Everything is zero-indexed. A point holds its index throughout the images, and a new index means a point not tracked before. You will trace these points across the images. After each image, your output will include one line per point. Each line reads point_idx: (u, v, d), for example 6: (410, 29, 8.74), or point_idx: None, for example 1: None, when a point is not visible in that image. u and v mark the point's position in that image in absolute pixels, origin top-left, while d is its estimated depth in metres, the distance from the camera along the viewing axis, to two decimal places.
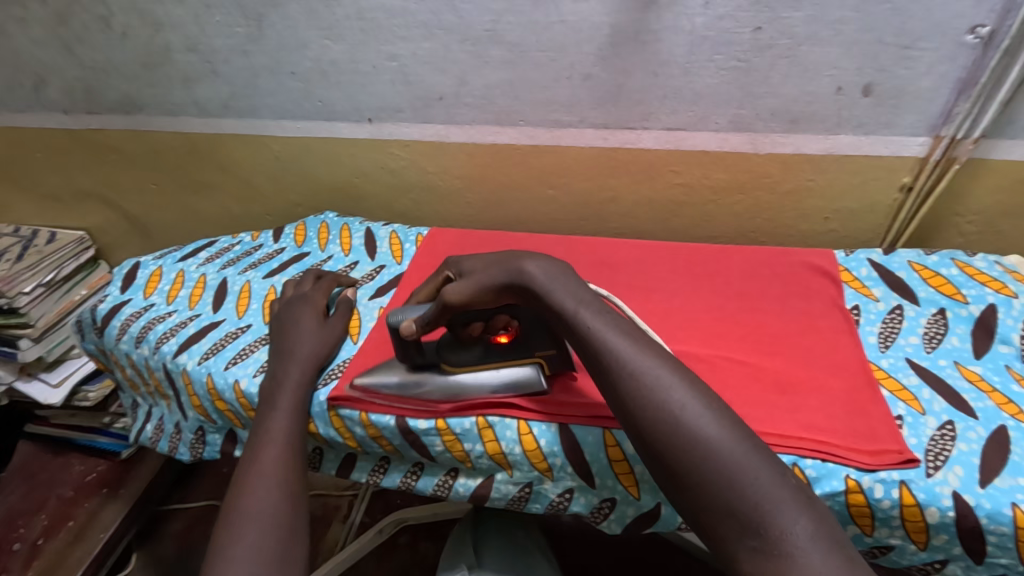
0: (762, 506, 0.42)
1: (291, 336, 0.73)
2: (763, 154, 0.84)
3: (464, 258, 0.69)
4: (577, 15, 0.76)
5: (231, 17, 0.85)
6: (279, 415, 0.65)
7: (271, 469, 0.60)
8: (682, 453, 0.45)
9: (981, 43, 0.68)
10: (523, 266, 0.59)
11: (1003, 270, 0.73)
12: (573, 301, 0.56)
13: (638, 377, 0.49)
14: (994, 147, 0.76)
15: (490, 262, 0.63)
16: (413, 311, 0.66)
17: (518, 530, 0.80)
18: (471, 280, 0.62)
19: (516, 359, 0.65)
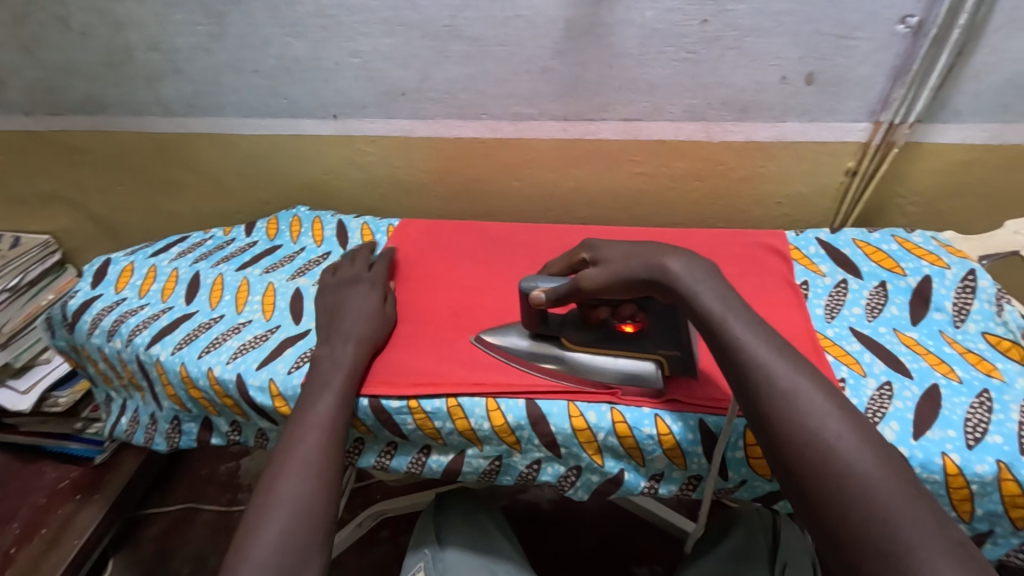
0: (915, 551, 0.39)
1: (353, 314, 0.74)
2: (716, 142, 0.87)
3: (604, 245, 0.63)
4: (532, 9, 0.77)
5: (192, 16, 0.86)
6: (329, 398, 0.64)
7: (312, 455, 0.59)
8: (831, 481, 0.43)
9: (911, 32, 0.71)
10: (668, 261, 0.55)
11: (939, 244, 0.77)
12: (720, 304, 0.53)
13: (789, 398, 0.47)
14: (928, 131, 0.81)
15: (632, 249, 0.59)
16: (552, 282, 0.64)
17: (480, 514, 0.83)
18: (614, 266, 0.58)
19: (635, 353, 0.65)
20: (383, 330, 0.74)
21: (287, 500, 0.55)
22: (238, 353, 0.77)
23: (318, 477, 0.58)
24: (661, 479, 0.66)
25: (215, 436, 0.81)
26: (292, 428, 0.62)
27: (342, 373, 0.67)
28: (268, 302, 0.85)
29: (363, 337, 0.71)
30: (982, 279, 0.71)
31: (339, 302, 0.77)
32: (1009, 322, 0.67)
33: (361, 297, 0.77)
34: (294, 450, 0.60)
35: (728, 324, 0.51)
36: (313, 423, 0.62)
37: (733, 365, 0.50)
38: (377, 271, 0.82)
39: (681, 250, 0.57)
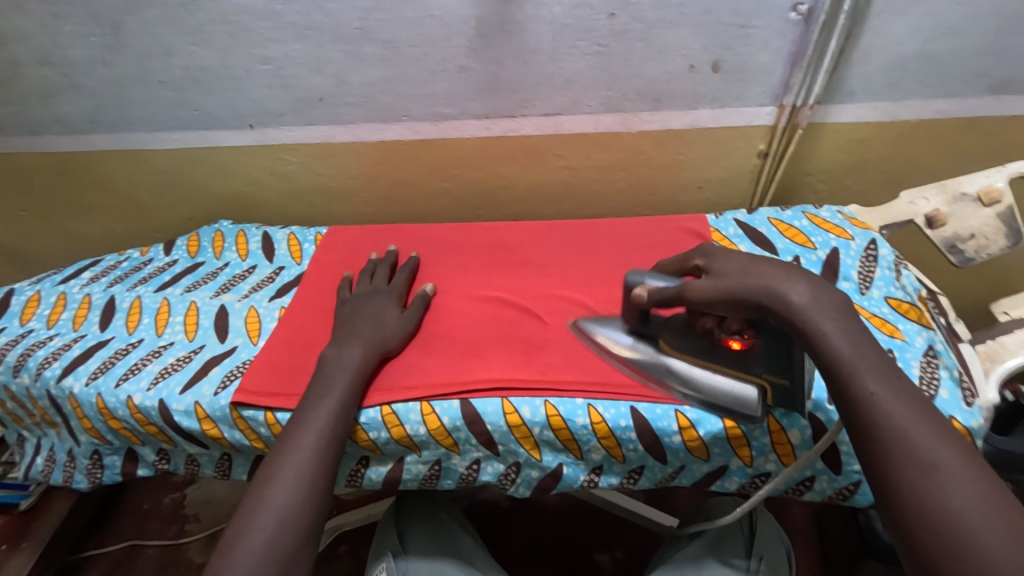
0: None
1: (364, 320, 0.71)
2: (635, 132, 0.89)
3: (722, 254, 0.57)
4: (443, 9, 0.76)
5: (85, 27, 0.80)
6: (330, 401, 0.62)
7: (308, 459, 0.57)
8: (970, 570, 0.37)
9: (802, 19, 0.75)
10: (792, 293, 0.50)
11: (844, 218, 0.82)
12: (847, 344, 0.48)
13: (925, 467, 0.42)
14: (828, 112, 0.86)
15: (755, 266, 0.53)
16: (659, 280, 0.61)
17: (442, 511, 0.83)
18: (733, 279, 0.53)
19: (739, 375, 0.60)
20: (395, 337, 0.70)
21: (274, 510, 0.53)
22: (159, 378, 0.73)
23: (310, 488, 0.56)
24: (602, 471, 0.68)
25: (142, 467, 0.77)
26: (290, 428, 0.60)
27: (347, 375, 0.64)
28: (190, 322, 0.81)
29: (370, 341, 0.68)
30: (882, 248, 0.76)
31: (354, 306, 0.74)
32: (907, 286, 0.72)
33: (378, 305, 0.74)
34: (290, 455, 0.57)
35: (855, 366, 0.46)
36: (309, 426, 0.60)
37: (854, 420, 0.46)
38: (395, 282, 0.79)
39: (810, 281, 0.51)
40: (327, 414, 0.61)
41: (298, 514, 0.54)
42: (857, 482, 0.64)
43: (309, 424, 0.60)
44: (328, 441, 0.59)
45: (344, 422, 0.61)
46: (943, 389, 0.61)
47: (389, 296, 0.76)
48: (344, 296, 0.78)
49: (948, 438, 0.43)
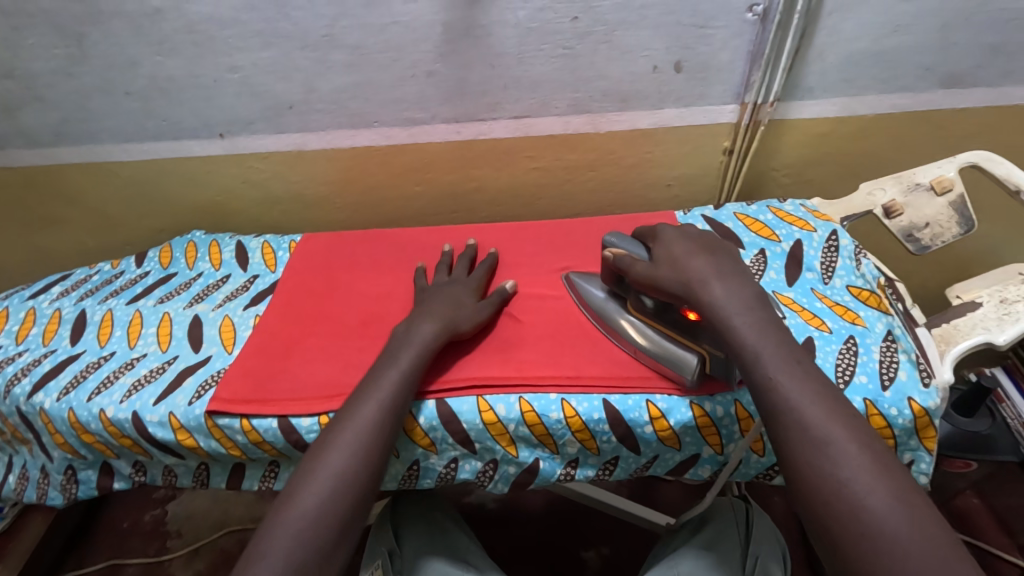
0: None
1: (442, 301, 0.72)
2: (603, 132, 0.91)
3: (671, 240, 0.62)
4: (409, 15, 0.77)
5: (47, 39, 0.79)
6: (393, 373, 0.63)
7: (366, 426, 0.58)
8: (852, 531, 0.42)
9: (758, 19, 0.78)
10: (710, 286, 0.56)
11: (807, 210, 0.84)
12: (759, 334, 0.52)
13: (823, 448, 0.45)
14: (788, 109, 0.88)
15: (688, 258, 0.59)
16: (628, 245, 0.65)
17: (437, 511, 0.83)
18: (666, 267, 0.59)
19: (685, 341, 0.63)
20: (468, 321, 0.70)
21: (331, 473, 0.54)
22: (132, 390, 0.73)
23: (367, 454, 0.56)
24: (578, 464, 0.69)
25: (117, 481, 0.77)
26: (355, 396, 0.61)
27: (377, 397, 0.60)
28: (164, 333, 0.81)
29: (443, 320, 0.69)
30: (843, 239, 0.78)
31: (434, 292, 0.75)
32: (867, 274, 0.75)
33: (457, 291, 0.74)
34: (350, 421, 0.58)
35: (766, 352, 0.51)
36: (372, 396, 0.60)
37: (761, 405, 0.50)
38: (475, 275, 0.79)
39: (732, 279, 0.56)
40: (351, 445, 0.57)
41: (353, 480, 0.55)
42: None
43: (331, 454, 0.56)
44: (351, 472, 0.55)
45: (374, 453, 0.57)
46: (902, 372, 0.63)
47: (467, 287, 0.76)
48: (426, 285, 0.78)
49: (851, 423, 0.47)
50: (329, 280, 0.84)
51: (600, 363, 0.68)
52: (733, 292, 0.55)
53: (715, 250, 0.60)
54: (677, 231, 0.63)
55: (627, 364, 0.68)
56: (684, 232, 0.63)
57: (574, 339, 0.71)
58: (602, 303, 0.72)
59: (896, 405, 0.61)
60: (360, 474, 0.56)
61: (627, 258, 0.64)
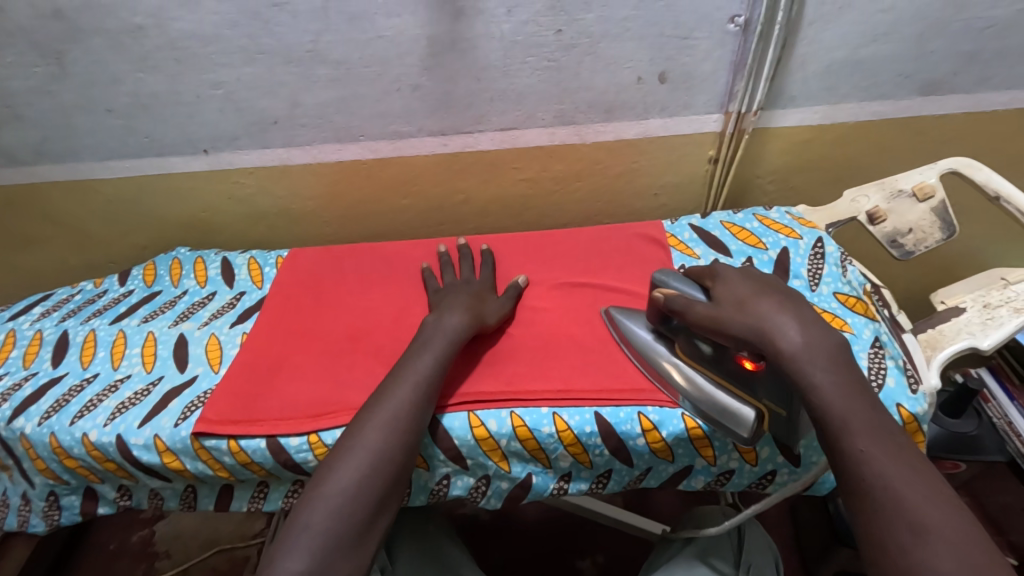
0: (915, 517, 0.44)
1: (462, 296, 0.74)
2: (589, 143, 0.91)
3: (732, 280, 0.62)
4: (392, 29, 0.77)
5: (25, 57, 0.78)
6: (427, 357, 0.64)
7: (398, 408, 0.59)
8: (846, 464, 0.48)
9: (740, 31, 0.79)
10: (787, 332, 0.54)
11: (792, 218, 0.85)
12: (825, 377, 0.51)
13: (906, 517, 0.44)
14: (772, 117, 0.89)
15: (755, 300, 0.58)
16: (681, 286, 0.65)
17: (431, 525, 0.81)
18: (733, 309, 0.58)
19: (741, 394, 0.62)
20: (493, 314, 0.73)
21: (366, 453, 0.56)
22: (116, 413, 0.71)
23: (400, 435, 0.58)
24: (571, 478, 0.68)
25: (102, 506, 0.75)
26: (389, 380, 0.62)
27: (377, 429, 0.57)
28: (148, 353, 0.79)
29: (472, 312, 0.71)
30: (829, 245, 0.79)
31: (445, 292, 0.77)
32: (852, 281, 0.75)
33: (471, 290, 0.76)
34: (385, 401, 0.59)
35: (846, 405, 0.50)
36: (406, 378, 0.61)
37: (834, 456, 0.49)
38: (482, 275, 0.81)
39: (807, 323, 0.55)
40: (346, 483, 0.54)
41: (386, 460, 0.56)
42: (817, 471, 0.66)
43: (325, 495, 0.53)
44: (345, 515, 0.52)
45: (370, 492, 0.54)
46: (890, 378, 0.64)
47: (481, 285, 0.78)
48: (433, 287, 0.80)
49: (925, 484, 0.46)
50: (316, 297, 0.83)
51: (591, 375, 0.68)
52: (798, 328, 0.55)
53: (782, 295, 0.59)
54: (739, 274, 0.63)
55: (618, 375, 0.68)
56: (744, 274, 0.63)
57: (567, 349, 0.71)
58: (647, 344, 0.68)
59: None
60: (355, 516, 0.53)
61: (684, 299, 0.63)
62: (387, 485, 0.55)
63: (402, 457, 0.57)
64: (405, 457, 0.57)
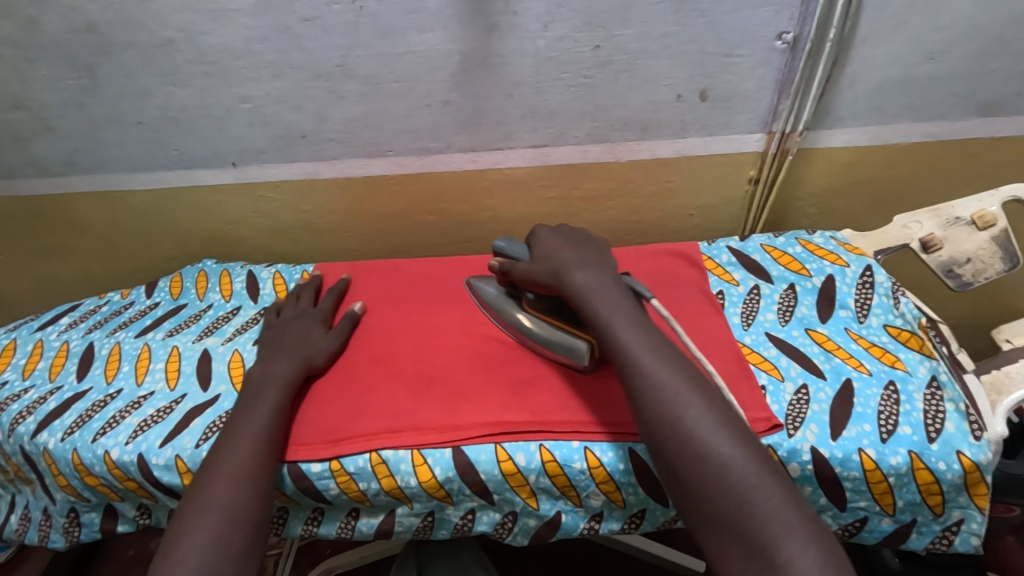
0: (771, 530, 0.45)
1: (290, 342, 0.73)
2: (623, 161, 0.88)
3: (548, 236, 0.70)
4: (424, 45, 0.75)
5: (59, 70, 0.78)
6: (263, 406, 0.64)
7: (242, 460, 0.59)
8: (706, 471, 0.48)
9: (788, 48, 0.75)
10: (570, 274, 0.64)
11: (838, 243, 0.80)
12: (704, 421, 0.51)
13: (741, 505, 0.46)
14: (817, 137, 0.85)
15: (559, 251, 0.67)
16: (513, 249, 0.71)
17: (463, 551, 0.88)
18: (542, 261, 0.67)
19: (574, 330, 0.67)
20: (322, 353, 0.72)
21: (218, 506, 0.55)
22: (138, 431, 0.70)
23: (250, 482, 0.57)
24: (602, 517, 0.65)
25: (121, 524, 0.74)
26: (228, 434, 0.62)
27: (233, 465, 0.58)
28: (172, 369, 0.78)
29: (297, 355, 0.71)
30: (879, 275, 0.75)
31: (280, 329, 0.77)
32: (906, 313, 0.71)
33: (303, 328, 0.76)
34: (225, 453, 0.59)
35: (680, 419, 0.51)
36: (246, 431, 0.61)
37: (688, 499, 0.49)
38: (322, 306, 0.80)
39: (626, 306, 0.60)
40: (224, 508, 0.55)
41: (240, 508, 0.55)
42: (864, 517, 0.61)
43: (179, 561, 0.51)
44: (228, 543, 0.53)
45: (233, 543, 0.53)
46: (949, 423, 0.60)
47: (314, 316, 0.78)
48: (269, 320, 0.79)
49: (766, 479, 0.47)
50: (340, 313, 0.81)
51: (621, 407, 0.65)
52: (665, 358, 0.55)
53: (585, 247, 0.68)
54: (552, 231, 0.71)
55: None
56: (558, 231, 0.72)
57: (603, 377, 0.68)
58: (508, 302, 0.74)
59: (944, 458, 0.58)
60: (233, 543, 0.53)
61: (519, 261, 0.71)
62: (246, 533, 0.54)
63: (255, 506, 0.56)
64: (255, 501, 0.57)
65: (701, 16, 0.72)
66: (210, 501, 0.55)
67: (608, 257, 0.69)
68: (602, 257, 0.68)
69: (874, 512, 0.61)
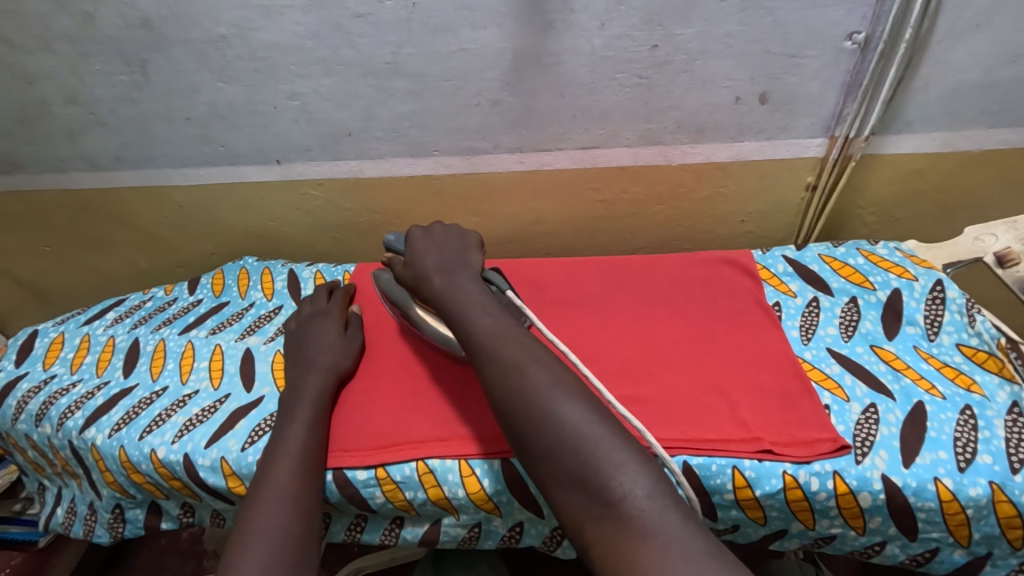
0: (605, 473, 0.47)
1: (309, 351, 0.72)
2: (675, 164, 0.85)
3: (417, 234, 0.69)
4: (476, 43, 0.73)
5: (112, 65, 0.78)
6: (296, 425, 0.63)
7: (285, 485, 0.57)
8: (543, 432, 0.50)
9: (858, 48, 0.71)
10: (430, 280, 0.63)
11: (904, 255, 0.76)
12: (540, 383, 0.52)
13: (574, 456, 0.48)
14: (883, 143, 0.81)
15: (422, 254, 0.66)
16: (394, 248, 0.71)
17: (483, 563, 0.89)
18: (408, 266, 0.67)
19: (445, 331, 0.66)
20: (344, 357, 0.71)
21: (263, 533, 0.53)
22: (184, 430, 0.70)
23: (294, 507, 0.56)
24: None
25: (165, 521, 0.74)
26: (269, 456, 0.60)
27: (275, 489, 0.57)
28: (216, 368, 0.78)
29: (324, 368, 0.69)
30: (950, 289, 0.70)
31: (299, 334, 0.76)
32: (983, 332, 0.66)
33: (321, 330, 0.74)
34: (264, 480, 0.58)
35: (518, 385, 0.52)
36: (283, 453, 0.60)
37: (534, 461, 0.50)
38: (340, 304, 0.79)
39: (481, 299, 0.60)
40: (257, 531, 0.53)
41: (283, 533, 0.54)
42: (936, 548, 0.58)
43: None
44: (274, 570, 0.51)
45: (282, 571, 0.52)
46: None
47: (329, 317, 0.76)
48: (292, 328, 0.78)
49: (597, 424, 0.50)
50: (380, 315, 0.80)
51: (677, 422, 0.62)
52: (506, 338, 0.56)
53: (448, 248, 0.67)
54: (424, 231, 0.70)
55: (707, 425, 0.62)
56: (431, 230, 0.70)
57: (659, 389, 0.66)
58: (394, 285, 0.72)
59: None
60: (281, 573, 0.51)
61: (400, 260, 0.70)
62: (294, 559, 0.53)
63: (301, 532, 0.55)
64: (300, 528, 0.55)
65: (768, 14, 0.69)
66: (254, 529, 0.54)
67: (474, 252, 0.68)
68: (466, 254, 0.67)
69: (946, 543, 0.57)
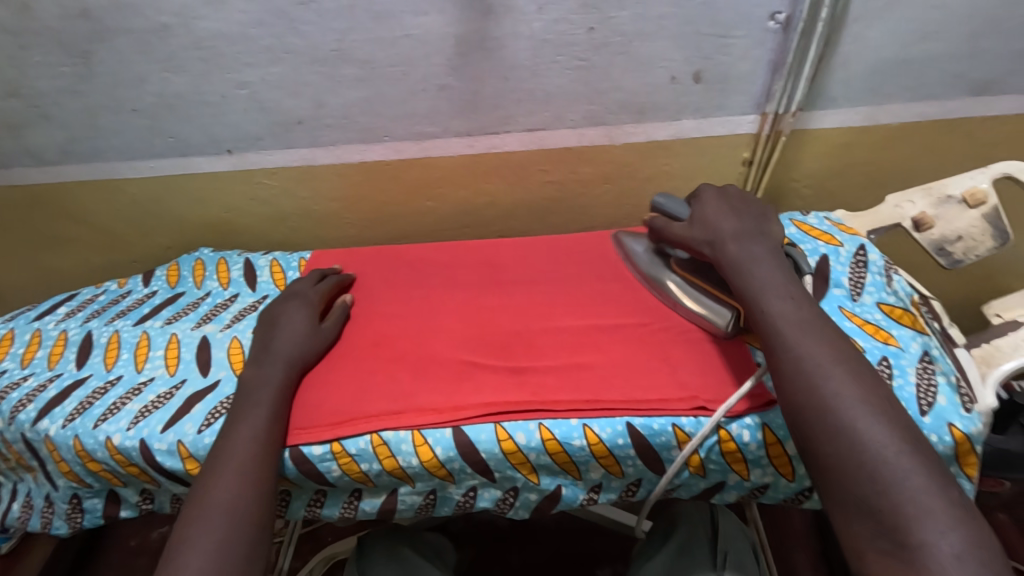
0: (906, 513, 0.46)
1: (275, 332, 0.72)
2: (619, 144, 0.89)
3: (710, 199, 0.70)
4: (420, 28, 0.75)
5: (53, 57, 0.78)
6: (255, 406, 0.64)
7: (242, 460, 0.59)
8: (843, 449, 0.49)
9: (781, 28, 0.75)
10: (725, 245, 0.64)
11: (831, 223, 0.81)
12: (844, 395, 0.51)
13: (871, 485, 0.47)
14: (810, 118, 0.86)
15: (718, 218, 0.67)
16: (672, 207, 0.71)
17: (403, 548, 0.80)
18: (698, 226, 0.67)
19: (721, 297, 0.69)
20: (308, 343, 0.71)
21: (218, 510, 0.55)
22: (139, 417, 0.71)
23: (251, 484, 0.58)
24: (601, 489, 0.67)
25: (125, 509, 0.74)
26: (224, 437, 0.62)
27: (233, 464, 0.59)
28: (171, 356, 0.79)
29: (288, 353, 0.69)
30: (871, 254, 0.76)
31: (273, 313, 0.76)
32: (898, 291, 0.73)
33: (292, 309, 0.75)
34: (221, 457, 0.60)
35: (823, 391, 0.52)
36: (240, 435, 0.61)
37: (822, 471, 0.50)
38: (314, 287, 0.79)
39: (780, 278, 0.61)
40: (223, 504, 0.56)
41: (238, 510, 0.56)
42: None
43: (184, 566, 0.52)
44: (231, 545, 0.54)
45: (239, 545, 0.54)
46: (941, 396, 0.61)
47: (306, 300, 0.76)
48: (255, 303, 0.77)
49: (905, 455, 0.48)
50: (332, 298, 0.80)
51: (621, 386, 0.65)
52: (807, 330, 0.56)
53: (746, 216, 0.67)
54: (718, 192, 0.70)
55: (650, 388, 0.65)
56: (724, 194, 0.70)
57: (608, 357, 0.69)
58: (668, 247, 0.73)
59: (936, 431, 0.59)
60: (236, 546, 0.54)
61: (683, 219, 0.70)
62: (250, 534, 0.55)
63: (257, 508, 0.57)
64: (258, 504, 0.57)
65: None
66: (210, 506, 0.56)
67: (768, 223, 0.68)
68: (761, 225, 0.67)
69: None
